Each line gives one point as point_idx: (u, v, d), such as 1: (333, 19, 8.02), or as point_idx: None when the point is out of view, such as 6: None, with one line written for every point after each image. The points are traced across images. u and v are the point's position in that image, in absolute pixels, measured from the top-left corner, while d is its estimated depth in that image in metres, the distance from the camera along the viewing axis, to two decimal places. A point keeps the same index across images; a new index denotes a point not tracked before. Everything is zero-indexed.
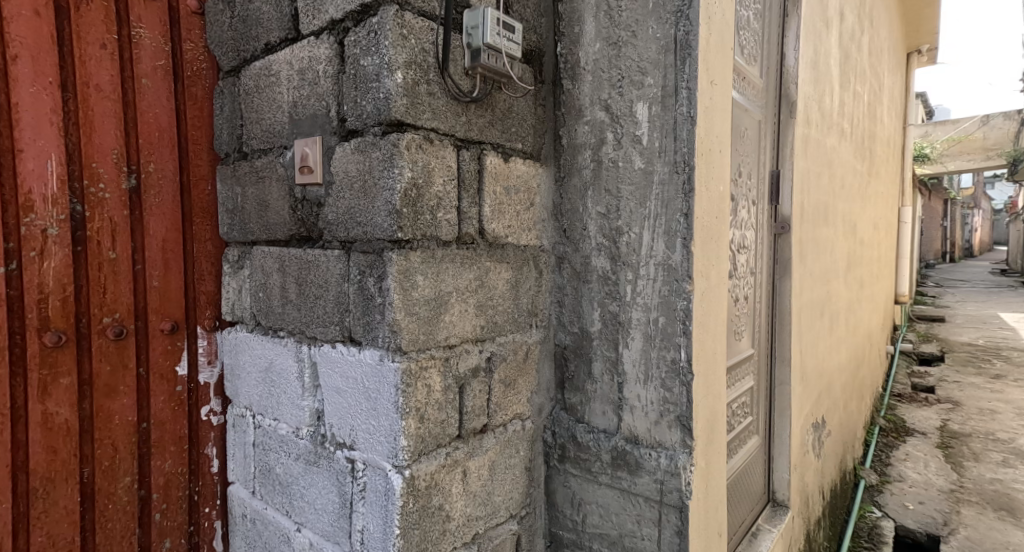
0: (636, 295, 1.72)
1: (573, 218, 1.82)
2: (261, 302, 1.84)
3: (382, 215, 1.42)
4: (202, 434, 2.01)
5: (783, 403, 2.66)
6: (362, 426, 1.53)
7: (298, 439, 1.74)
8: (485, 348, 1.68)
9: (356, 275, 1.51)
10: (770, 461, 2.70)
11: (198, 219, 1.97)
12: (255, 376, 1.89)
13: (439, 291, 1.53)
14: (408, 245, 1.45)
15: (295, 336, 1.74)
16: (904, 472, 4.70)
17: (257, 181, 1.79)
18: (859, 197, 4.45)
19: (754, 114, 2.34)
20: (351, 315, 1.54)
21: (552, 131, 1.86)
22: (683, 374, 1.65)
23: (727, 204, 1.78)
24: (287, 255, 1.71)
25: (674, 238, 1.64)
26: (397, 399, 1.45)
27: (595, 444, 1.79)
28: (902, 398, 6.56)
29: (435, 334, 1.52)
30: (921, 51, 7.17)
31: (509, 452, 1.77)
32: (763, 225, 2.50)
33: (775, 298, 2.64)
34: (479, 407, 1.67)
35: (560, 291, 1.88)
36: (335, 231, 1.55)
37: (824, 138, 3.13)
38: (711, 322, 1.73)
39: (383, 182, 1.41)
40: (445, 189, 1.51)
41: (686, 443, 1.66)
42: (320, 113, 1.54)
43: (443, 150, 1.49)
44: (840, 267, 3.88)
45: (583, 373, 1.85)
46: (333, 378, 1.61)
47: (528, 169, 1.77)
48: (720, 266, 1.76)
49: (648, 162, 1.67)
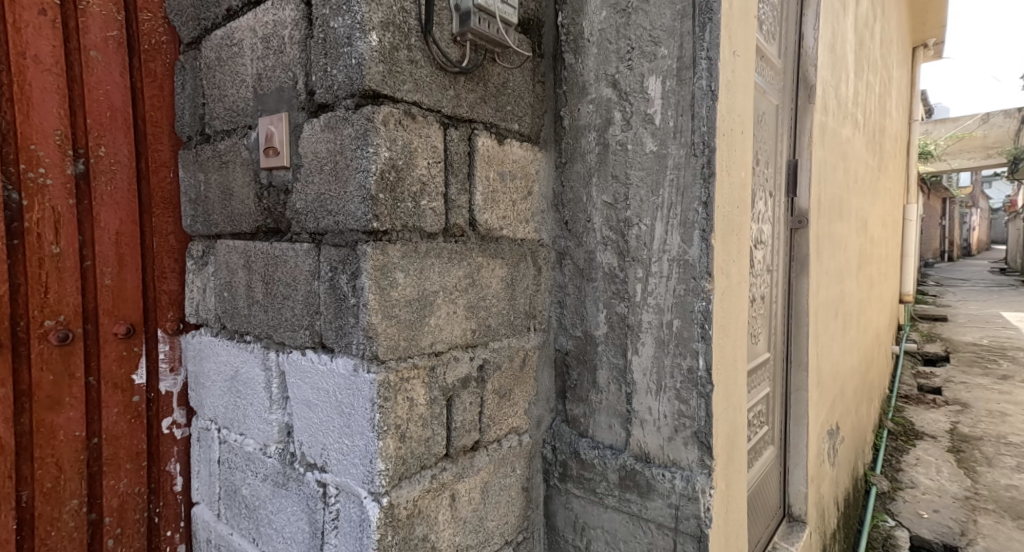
0: (647, 295, 1.52)
1: (576, 209, 1.64)
2: (226, 303, 1.64)
3: (356, 202, 1.22)
4: (163, 449, 1.82)
5: (799, 410, 2.48)
6: (335, 445, 1.33)
7: (265, 457, 1.54)
8: (477, 355, 1.48)
9: (327, 271, 1.31)
10: (786, 473, 2.51)
11: (158, 210, 1.77)
12: (220, 385, 1.69)
13: (423, 290, 1.33)
14: (387, 237, 1.26)
15: (262, 341, 1.54)
16: (916, 478, 4.51)
17: (220, 166, 1.58)
18: (870, 193, 4.27)
19: (772, 97, 2.15)
20: (322, 318, 1.34)
21: (551, 112, 1.67)
22: (701, 385, 1.46)
23: (748, 193, 1.59)
24: (253, 249, 1.51)
25: (691, 230, 1.45)
26: (374, 416, 1.25)
27: (601, 462, 1.61)
28: (909, 399, 6.40)
29: (418, 341, 1.33)
30: (928, 45, 6.97)
31: (504, 472, 1.58)
32: (779, 219, 2.31)
33: (792, 298, 2.45)
34: (470, 422, 1.47)
35: (561, 291, 1.69)
36: (303, 221, 1.36)
37: (839, 128, 2.95)
38: (732, 325, 1.54)
39: (356, 163, 1.21)
40: (429, 172, 1.31)
41: (705, 463, 1.47)
42: (286, 86, 1.34)
43: (427, 128, 1.30)
44: (852, 265, 3.69)
45: (587, 382, 1.66)
46: (302, 389, 1.42)
47: (525, 153, 1.57)
48: (741, 262, 1.57)
49: (661, 145, 1.48)
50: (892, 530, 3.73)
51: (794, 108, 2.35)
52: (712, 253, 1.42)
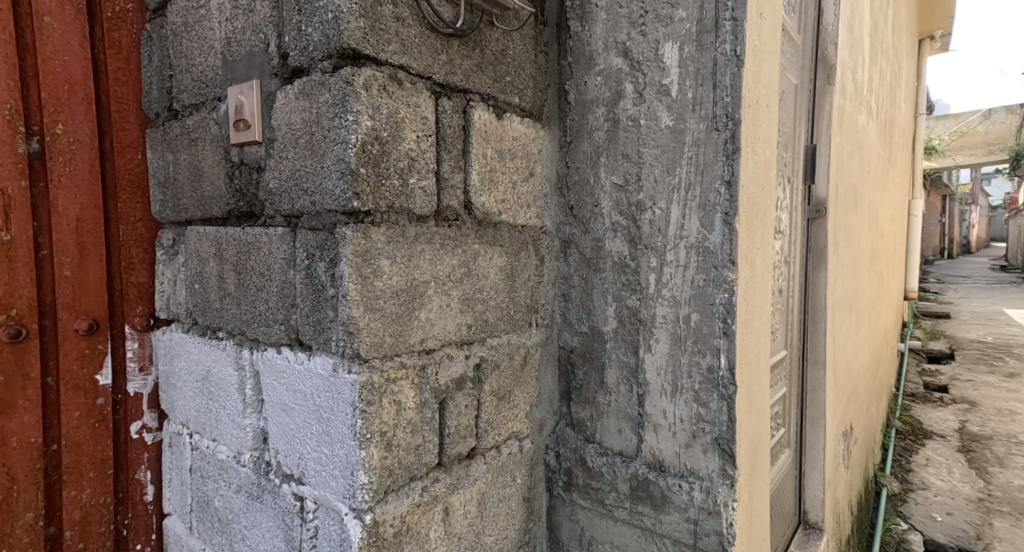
0: (662, 286, 1.38)
1: (582, 192, 1.49)
2: (197, 296, 1.49)
3: (334, 177, 1.07)
4: (132, 456, 1.67)
5: (816, 412, 2.33)
6: (313, 455, 1.18)
7: (239, 467, 1.39)
8: (473, 353, 1.34)
9: (304, 259, 1.16)
10: (801, 478, 2.36)
11: (124, 195, 1.62)
12: (192, 386, 1.54)
13: (412, 280, 1.18)
14: (370, 219, 1.11)
15: (234, 338, 1.39)
16: (927, 479, 4.35)
17: (189, 145, 1.43)
18: (881, 186, 4.11)
19: (791, 75, 2.00)
20: (298, 312, 1.20)
21: (555, 86, 1.52)
22: (723, 386, 1.31)
23: (772, 174, 1.44)
24: (224, 235, 1.36)
25: (712, 214, 1.30)
26: (355, 422, 1.10)
27: (610, 471, 1.47)
28: (916, 398, 6.23)
29: (406, 337, 1.18)
30: (934, 38, 6.75)
31: (503, 481, 1.44)
32: (796, 208, 2.16)
33: (808, 292, 2.30)
34: (465, 427, 1.33)
35: (565, 283, 1.54)
36: (277, 203, 1.21)
37: (855, 114, 2.80)
38: (755, 319, 1.39)
39: (334, 133, 1.06)
40: (418, 147, 1.17)
41: (727, 473, 1.32)
42: (257, 50, 1.19)
43: (416, 96, 1.15)
44: (864, 260, 3.54)
45: (594, 382, 1.51)
46: (277, 392, 1.26)
47: (526, 130, 1.43)
48: (765, 249, 1.42)
49: (677, 119, 1.33)
50: (904, 534, 3.58)
51: (812, 89, 2.19)
52: (735, 239, 1.28)
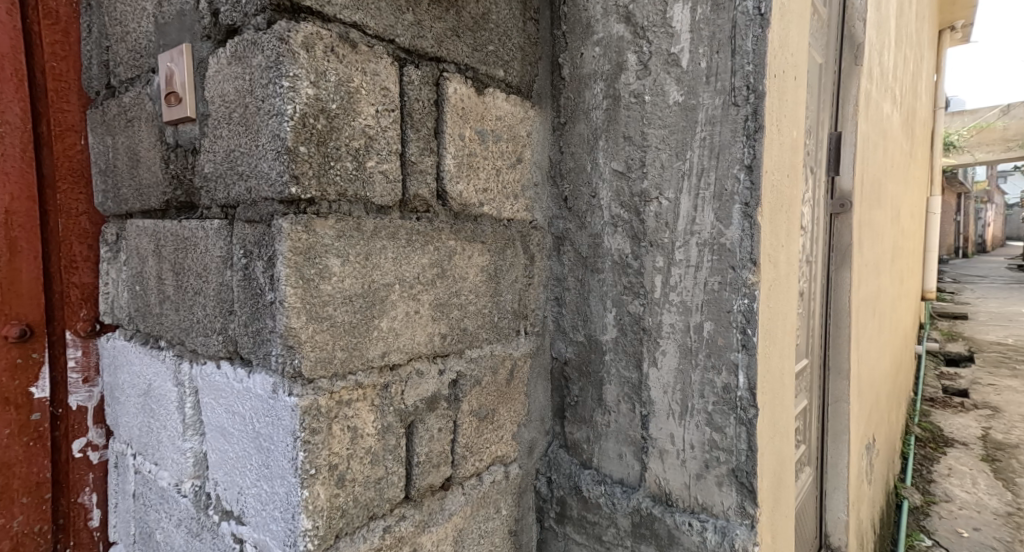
0: (669, 290, 1.18)
1: (578, 181, 1.29)
2: (138, 300, 1.30)
3: (269, 158, 0.88)
4: (75, 477, 1.49)
5: (838, 425, 2.13)
6: (252, 491, 1.00)
7: (179, 497, 1.20)
8: (448, 368, 1.15)
9: (241, 258, 0.98)
10: (823, 498, 2.16)
11: (64, 184, 1.44)
12: (135, 402, 1.35)
13: (370, 283, 0.99)
14: (315, 209, 0.91)
15: (174, 349, 1.20)
16: (950, 490, 4.09)
17: (126, 125, 1.24)
18: (903, 181, 3.87)
19: (816, 53, 1.79)
20: (235, 321, 1.01)
21: (547, 59, 1.32)
22: (741, 408, 1.12)
23: (799, 160, 1.25)
24: (162, 229, 1.17)
25: (729, 205, 1.10)
26: (296, 456, 0.91)
27: (609, 503, 1.27)
28: (935, 402, 5.97)
29: (363, 351, 0.99)
30: (956, 29, 6.45)
31: (484, 514, 1.25)
32: (819, 202, 1.95)
33: (831, 295, 2.10)
34: (437, 455, 1.14)
35: (559, 286, 1.35)
36: (213, 190, 1.02)
37: (881, 101, 2.58)
38: (779, 329, 1.20)
39: (268, 104, 0.87)
40: (377, 122, 0.97)
41: (745, 511, 1.13)
42: (187, 9, 1.01)
43: (374, 62, 0.96)
44: (887, 259, 3.30)
45: (591, 400, 1.32)
46: (216, 412, 1.08)
47: (513, 109, 1.23)
48: (790, 247, 1.22)
49: (688, 94, 1.13)
50: None
51: (837, 70, 1.98)
52: (758, 234, 1.08)
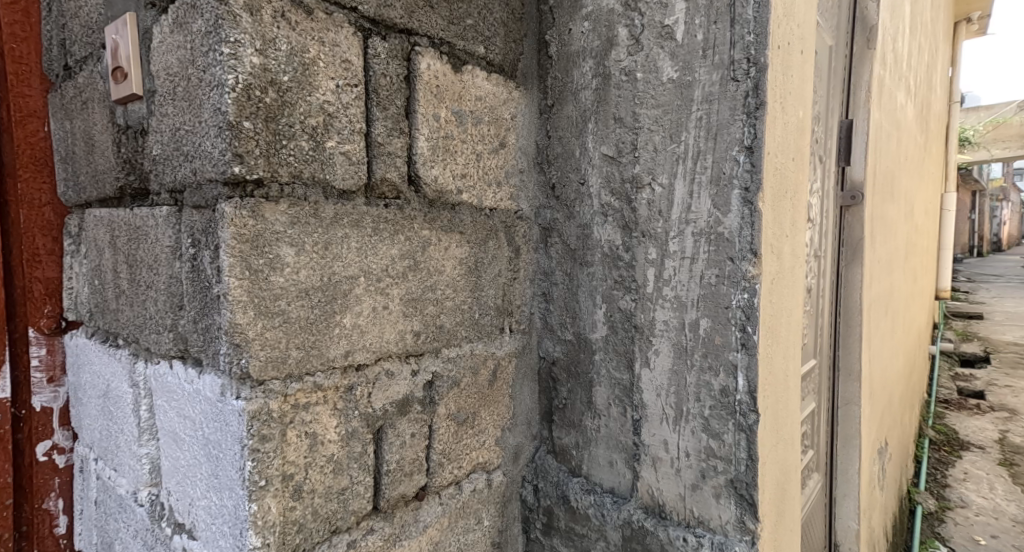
0: (663, 284, 1.08)
1: (566, 167, 1.20)
2: (97, 295, 1.22)
3: (211, 135, 0.79)
4: (39, 482, 1.35)
5: (849, 430, 2.02)
6: (202, 502, 0.92)
7: (135, 506, 1.12)
8: (423, 368, 1.06)
9: (188, 248, 0.89)
10: (832, 506, 2.05)
11: (26, 173, 1.30)
12: (95, 403, 1.27)
13: (330, 276, 0.90)
14: (264, 192, 0.83)
15: (129, 347, 1.11)
16: (966, 495, 3.95)
17: (82, 108, 1.17)
18: (917, 176, 3.73)
19: (824, 34, 1.68)
20: (185, 317, 0.92)
21: (533, 37, 1.23)
22: (741, 414, 1.02)
23: (807, 144, 1.14)
24: (115, 218, 1.08)
25: (727, 190, 1.00)
26: (244, 465, 0.82)
27: (598, 515, 1.18)
28: (951, 405, 5.81)
29: (322, 350, 0.90)
30: (972, 20, 6.25)
31: (464, 526, 1.16)
32: (828, 193, 1.85)
33: (841, 291, 1.99)
34: (410, 463, 1.05)
35: (547, 280, 1.26)
36: (162, 174, 0.93)
37: (894, 90, 2.46)
38: (783, 327, 1.10)
39: (209, 74, 0.78)
40: (338, 98, 0.88)
41: (745, 526, 1.03)
42: None
43: (333, 31, 0.87)
44: (900, 255, 3.16)
45: (580, 402, 1.23)
46: (167, 416, 1.00)
47: (494, 89, 1.14)
48: (795, 238, 1.12)
49: (683, 69, 1.03)
50: None
51: (848, 55, 1.87)
52: (758, 221, 0.98)
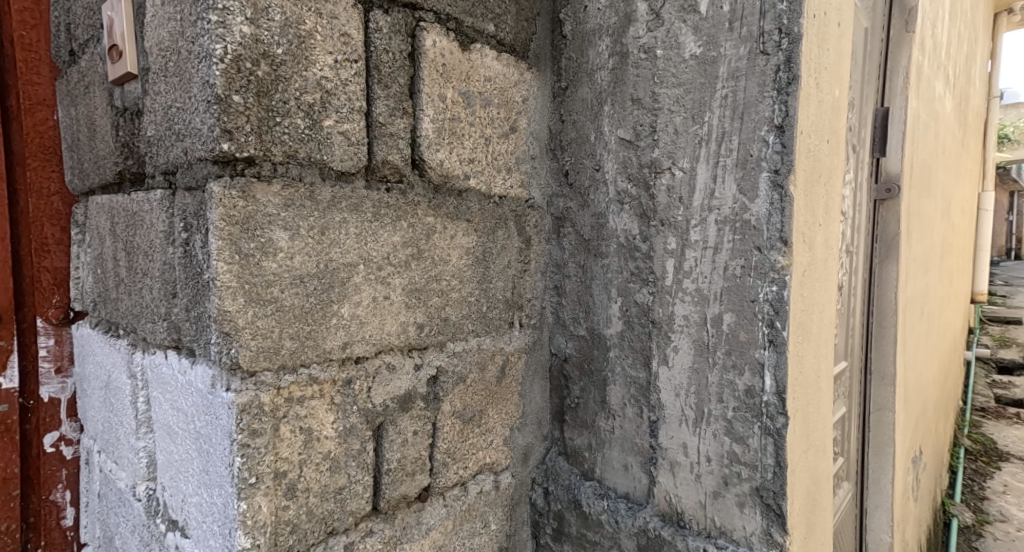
0: (683, 276, 1.01)
1: (581, 153, 1.14)
2: (100, 284, 1.19)
3: (200, 110, 0.75)
4: (46, 474, 1.31)
5: (882, 436, 1.92)
6: (194, 499, 0.87)
7: (133, 501, 1.08)
8: (426, 362, 1.00)
9: (181, 232, 0.85)
10: (864, 516, 1.95)
11: (35, 162, 1.28)
12: (98, 395, 1.24)
13: (326, 263, 0.85)
14: (256, 170, 0.78)
15: (128, 338, 1.08)
16: (1005, 508, 3.77)
17: (85, 93, 1.13)
18: (954, 173, 3.56)
19: (859, 16, 1.59)
20: (178, 306, 0.88)
21: (547, 16, 1.17)
22: (768, 416, 0.95)
23: (841, 125, 1.06)
24: (115, 204, 1.05)
25: (755, 175, 0.93)
26: (233, 461, 0.78)
27: (612, 521, 1.12)
28: (988, 414, 5.57)
29: (318, 340, 0.85)
30: (1014, 12, 5.97)
31: (470, 529, 1.11)
32: (861, 185, 1.75)
33: (875, 290, 1.88)
34: (412, 462, 1.00)
35: (559, 273, 1.20)
36: (155, 155, 0.89)
37: (932, 79, 2.34)
38: (815, 323, 1.02)
39: (198, 45, 0.74)
40: (336, 73, 0.83)
41: (772, 539, 0.96)
42: None
43: (331, 3, 0.82)
44: (936, 255, 3.03)
45: (594, 402, 1.16)
46: (163, 408, 0.96)
47: (505, 69, 1.08)
48: (828, 227, 1.04)
49: (707, 45, 0.96)
50: None
51: (885, 39, 1.76)
52: (789, 208, 0.91)
